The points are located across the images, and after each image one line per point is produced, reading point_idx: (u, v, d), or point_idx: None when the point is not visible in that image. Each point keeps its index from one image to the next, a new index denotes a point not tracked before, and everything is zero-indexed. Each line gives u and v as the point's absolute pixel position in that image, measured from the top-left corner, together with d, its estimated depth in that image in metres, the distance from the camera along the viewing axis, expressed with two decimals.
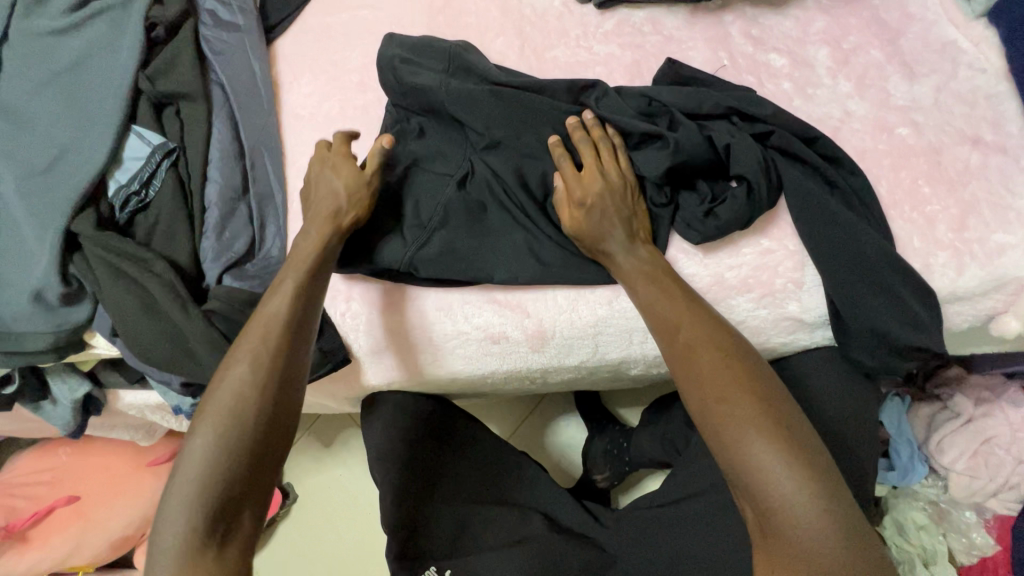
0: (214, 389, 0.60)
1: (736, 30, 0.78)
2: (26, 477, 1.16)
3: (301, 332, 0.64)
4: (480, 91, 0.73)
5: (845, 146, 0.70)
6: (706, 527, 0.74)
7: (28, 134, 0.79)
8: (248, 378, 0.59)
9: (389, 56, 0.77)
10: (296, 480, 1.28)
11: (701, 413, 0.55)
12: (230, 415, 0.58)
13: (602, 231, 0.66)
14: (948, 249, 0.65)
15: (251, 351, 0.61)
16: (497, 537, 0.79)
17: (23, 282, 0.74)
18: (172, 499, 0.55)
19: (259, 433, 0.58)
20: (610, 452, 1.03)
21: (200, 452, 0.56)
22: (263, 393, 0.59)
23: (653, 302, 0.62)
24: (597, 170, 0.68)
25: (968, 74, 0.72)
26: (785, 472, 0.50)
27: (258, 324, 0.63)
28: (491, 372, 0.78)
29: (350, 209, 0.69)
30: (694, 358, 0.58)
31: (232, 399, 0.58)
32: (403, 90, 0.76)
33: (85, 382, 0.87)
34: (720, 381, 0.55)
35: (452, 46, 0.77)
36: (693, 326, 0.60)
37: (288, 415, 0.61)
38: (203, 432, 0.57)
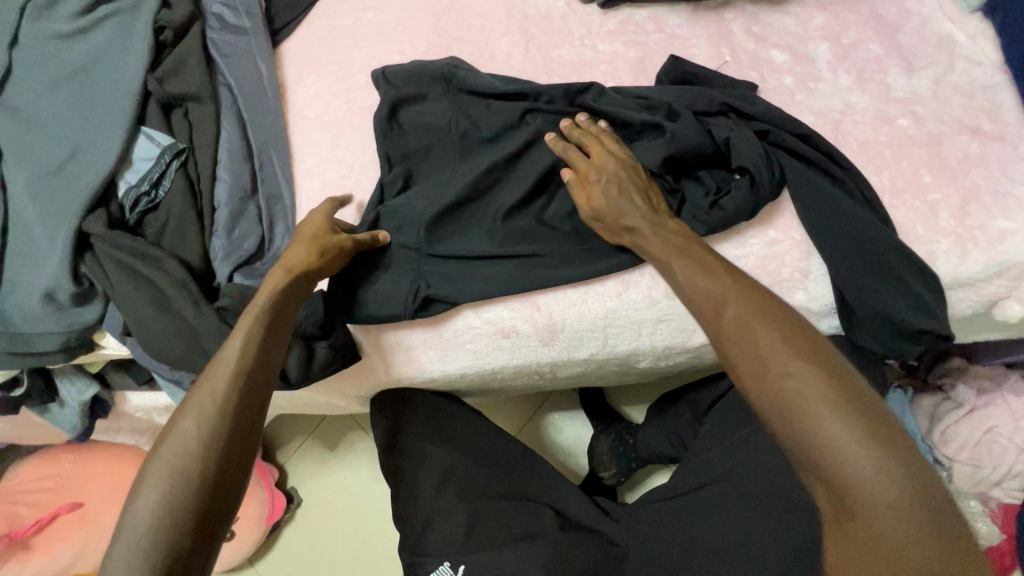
0: (165, 436, 0.56)
1: (737, 27, 0.80)
2: (28, 485, 1.15)
3: (258, 377, 0.61)
4: (483, 111, 0.78)
5: (847, 137, 0.72)
6: (718, 518, 0.74)
7: (36, 136, 0.79)
8: (195, 432, 0.56)
9: (389, 96, 0.79)
10: (301, 483, 1.28)
11: (760, 394, 0.50)
12: (174, 467, 0.54)
13: (621, 207, 0.66)
14: (950, 235, 0.67)
15: (198, 404, 0.57)
16: (510, 533, 0.79)
17: (35, 283, 0.74)
18: (114, 563, 0.50)
19: (208, 487, 0.54)
20: (617, 449, 1.03)
21: (143, 514, 0.52)
22: (209, 446, 0.55)
23: (694, 274, 0.58)
24: (606, 151, 0.70)
25: (966, 67, 0.73)
26: (860, 448, 0.46)
27: (207, 378, 0.59)
28: (499, 368, 0.79)
29: (306, 260, 0.68)
30: (744, 334, 0.53)
31: (179, 458, 0.54)
32: (406, 130, 0.79)
33: (94, 383, 0.87)
34: (779, 355, 0.50)
35: (443, 66, 0.79)
36: (740, 296, 0.55)
37: (241, 467, 0.57)
38: (146, 494, 0.53)
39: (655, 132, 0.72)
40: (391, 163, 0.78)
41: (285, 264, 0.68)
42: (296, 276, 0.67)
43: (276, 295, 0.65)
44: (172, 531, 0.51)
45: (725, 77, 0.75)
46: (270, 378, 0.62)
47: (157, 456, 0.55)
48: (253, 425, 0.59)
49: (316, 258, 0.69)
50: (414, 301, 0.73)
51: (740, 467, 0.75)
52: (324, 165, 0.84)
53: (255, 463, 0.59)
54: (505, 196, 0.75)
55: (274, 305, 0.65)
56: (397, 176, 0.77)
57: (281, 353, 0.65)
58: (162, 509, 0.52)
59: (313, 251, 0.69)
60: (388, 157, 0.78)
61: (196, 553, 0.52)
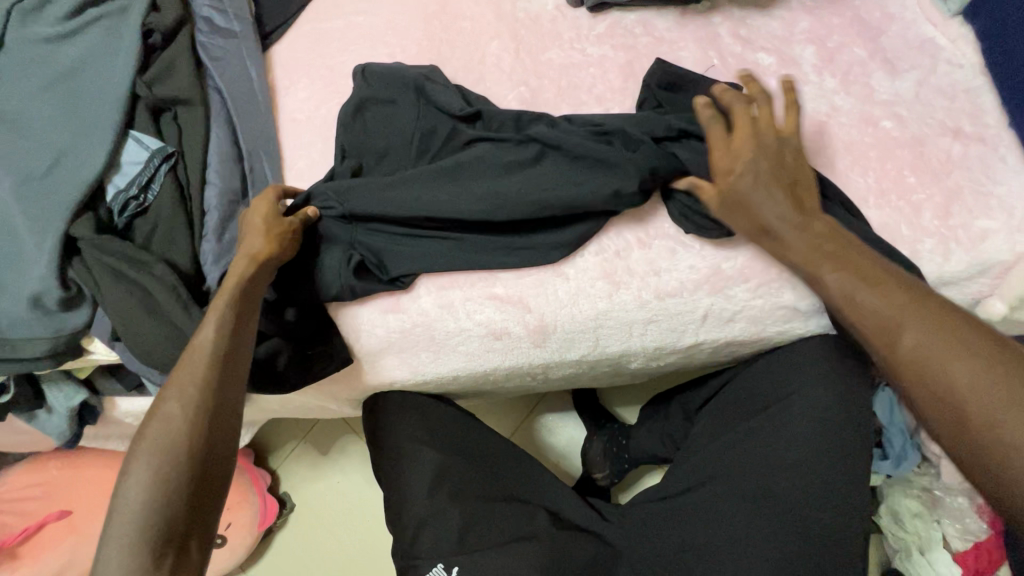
0: (150, 419, 0.57)
1: (724, 31, 0.81)
2: (16, 493, 1.13)
3: (233, 361, 0.62)
4: (438, 129, 0.77)
5: (833, 139, 0.73)
6: (711, 518, 0.74)
7: (23, 140, 0.79)
8: (178, 411, 0.57)
9: (360, 92, 0.80)
10: (294, 488, 1.27)
11: (957, 434, 0.52)
12: (162, 445, 0.55)
13: (761, 205, 0.65)
14: (934, 235, 0.68)
15: (180, 386, 0.59)
16: (504, 535, 0.79)
17: (21, 288, 0.73)
18: (110, 537, 0.52)
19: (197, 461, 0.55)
20: (609, 450, 1.04)
21: (133, 490, 0.53)
22: (195, 423, 0.57)
23: (871, 310, 0.60)
24: (750, 131, 0.66)
25: (948, 69, 0.75)
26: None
27: (186, 361, 0.61)
28: (491, 370, 0.79)
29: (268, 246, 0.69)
30: (925, 375, 0.55)
31: (165, 436, 0.56)
32: (364, 128, 0.79)
33: (82, 389, 0.86)
34: (980, 394, 0.51)
35: (416, 75, 0.79)
36: (918, 331, 0.56)
37: (225, 442, 0.59)
38: (135, 472, 0.54)
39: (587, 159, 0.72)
40: (344, 154, 0.79)
41: (251, 251, 0.69)
42: (262, 263, 0.68)
43: (246, 280, 0.67)
44: (164, 507, 0.53)
45: (711, 81, 0.76)
46: (243, 360, 0.64)
47: (143, 437, 0.56)
48: (235, 403, 0.61)
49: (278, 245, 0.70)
50: (347, 266, 0.74)
51: (732, 467, 0.75)
52: (315, 168, 0.84)
53: (239, 439, 0.61)
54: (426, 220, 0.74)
55: (241, 290, 0.66)
56: (349, 168, 0.78)
57: (254, 335, 0.66)
58: (152, 485, 0.53)
59: (273, 234, 0.70)
60: (344, 148, 0.79)
61: (191, 524, 0.54)
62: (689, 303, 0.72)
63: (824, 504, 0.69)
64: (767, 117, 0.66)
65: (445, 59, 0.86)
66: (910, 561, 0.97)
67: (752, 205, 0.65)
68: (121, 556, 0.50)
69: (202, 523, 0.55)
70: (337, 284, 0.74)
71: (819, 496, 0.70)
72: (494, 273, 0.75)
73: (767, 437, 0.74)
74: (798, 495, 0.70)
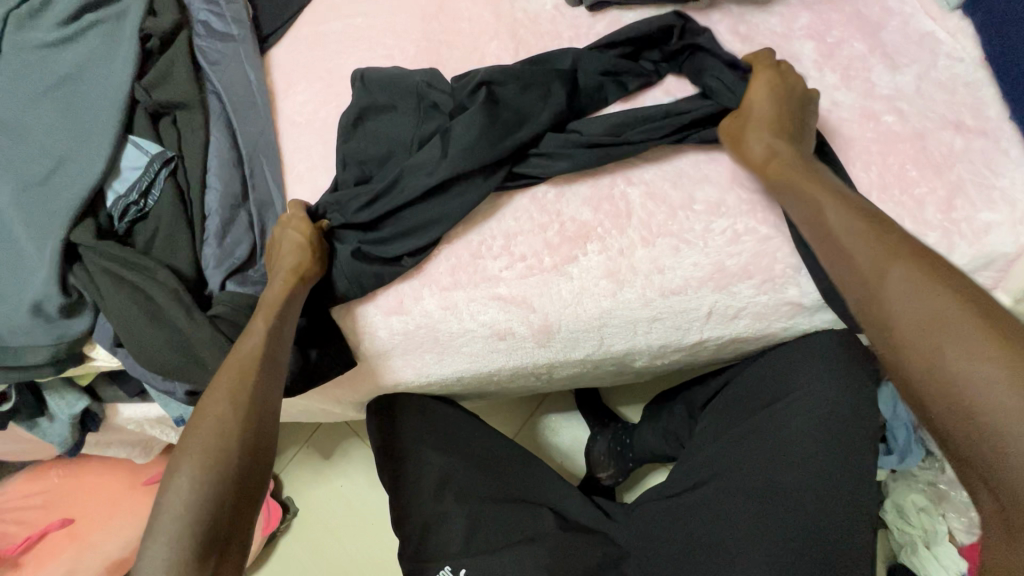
0: (196, 421, 0.57)
1: (724, 28, 0.81)
2: (17, 502, 1.13)
3: (273, 368, 0.63)
4: (418, 119, 0.77)
5: (834, 135, 0.73)
6: (718, 516, 0.74)
7: (19, 146, 0.78)
8: (228, 413, 0.57)
9: (359, 100, 0.79)
10: (297, 493, 1.26)
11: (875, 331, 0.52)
12: (212, 446, 0.55)
13: (769, 141, 0.67)
14: (938, 229, 0.68)
15: (230, 389, 0.59)
16: (510, 535, 0.78)
17: (22, 296, 0.73)
18: (157, 535, 0.51)
19: (244, 463, 0.55)
20: (614, 449, 1.04)
21: (182, 489, 0.52)
22: (245, 426, 0.57)
23: (837, 216, 0.58)
24: (788, 85, 0.70)
25: (947, 63, 0.75)
26: (1002, 402, 0.42)
27: (230, 367, 0.61)
28: (496, 370, 0.79)
29: (309, 259, 0.71)
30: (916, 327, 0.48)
31: (215, 438, 0.55)
32: (365, 137, 0.79)
33: (84, 397, 0.86)
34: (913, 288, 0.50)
35: (417, 82, 0.78)
36: (907, 277, 0.50)
37: (268, 447, 0.59)
38: (184, 472, 0.53)
39: (522, 85, 0.75)
40: (344, 164, 0.79)
41: (292, 264, 0.70)
42: (301, 278, 0.70)
43: (290, 292, 0.68)
44: (212, 509, 0.52)
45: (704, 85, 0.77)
46: (281, 368, 0.64)
47: (189, 440, 0.56)
48: (277, 410, 0.61)
49: (318, 261, 0.72)
50: (348, 249, 0.75)
51: (739, 465, 0.75)
52: (315, 171, 0.84)
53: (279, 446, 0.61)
54: (427, 202, 0.74)
55: (281, 301, 0.67)
56: (352, 177, 0.78)
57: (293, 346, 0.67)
58: (203, 486, 0.52)
59: (313, 251, 0.72)
60: (345, 157, 0.79)
61: (234, 527, 0.53)
62: (693, 300, 0.72)
63: (831, 501, 0.69)
64: (812, 108, 0.70)
65: (444, 61, 0.86)
66: (915, 556, 0.97)
67: (751, 111, 0.69)
68: (165, 558, 0.49)
69: (244, 526, 0.55)
70: (342, 277, 0.75)
71: (826, 492, 0.69)
72: (497, 274, 0.74)
73: (774, 432, 0.74)
74: (804, 490, 0.70)
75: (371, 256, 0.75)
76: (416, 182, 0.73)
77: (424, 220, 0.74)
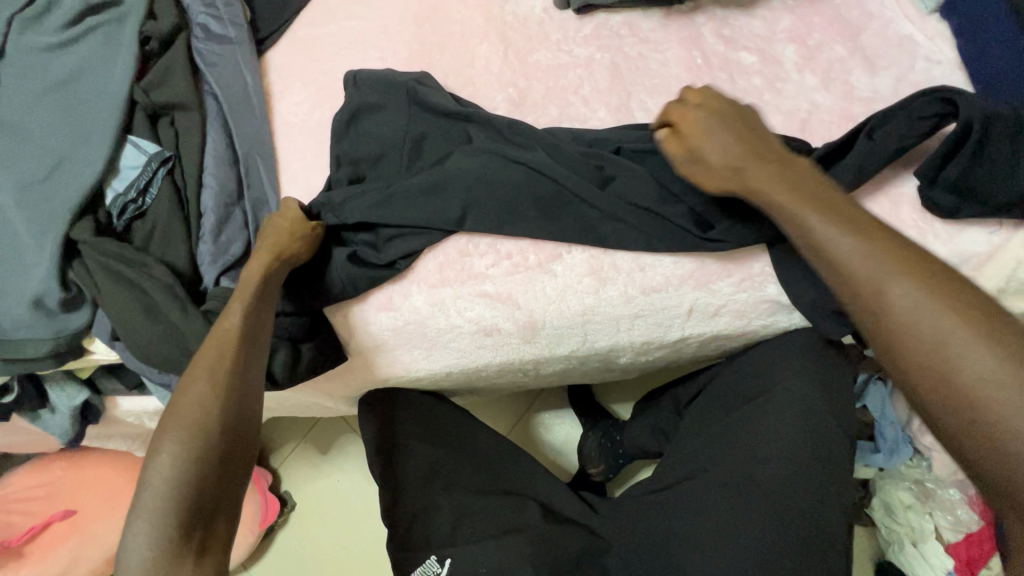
0: (177, 402, 0.58)
1: (707, 31, 0.82)
2: (23, 493, 1.16)
3: (252, 348, 0.64)
4: (411, 124, 0.80)
5: (814, 136, 0.74)
6: (698, 509, 0.74)
7: (23, 146, 0.81)
8: (208, 392, 0.58)
9: (353, 100, 0.81)
10: (294, 487, 1.29)
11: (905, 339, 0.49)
12: (193, 425, 0.56)
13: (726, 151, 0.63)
14: (913, 229, 0.69)
15: (208, 369, 0.60)
16: (496, 527, 0.79)
17: (23, 291, 0.75)
18: (141, 512, 0.53)
19: (226, 440, 0.57)
20: (604, 445, 1.06)
21: (165, 466, 0.54)
22: (225, 405, 0.58)
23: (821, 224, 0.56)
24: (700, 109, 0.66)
25: (925, 66, 0.76)
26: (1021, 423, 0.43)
27: (209, 347, 0.61)
28: (484, 365, 0.81)
29: (293, 245, 0.72)
30: (919, 339, 0.48)
31: (195, 417, 0.57)
32: (358, 136, 0.80)
33: (84, 390, 0.88)
34: (903, 307, 0.49)
35: (409, 81, 0.81)
36: (908, 286, 0.50)
37: (251, 426, 0.60)
38: (166, 450, 0.55)
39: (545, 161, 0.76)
40: (338, 163, 0.80)
41: (271, 247, 0.71)
42: (282, 261, 0.71)
43: (268, 273, 0.69)
44: (195, 484, 0.54)
45: (685, 88, 0.78)
46: (260, 348, 0.65)
47: (172, 420, 0.57)
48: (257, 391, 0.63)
49: (302, 246, 0.73)
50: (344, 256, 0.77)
51: (720, 460, 0.76)
52: (308, 170, 0.86)
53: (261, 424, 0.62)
54: (421, 209, 0.75)
55: (258, 281, 0.68)
56: (346, 177, 0.79)
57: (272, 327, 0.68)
58: (184, 464, 0.54)
59: (295, 235, 0.73)
60: (339, 157, 0.80)
61: (219, 502, 0.55)
62: (674, 297, 0.73)
63: (808, 494, 0.70)
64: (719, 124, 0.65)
65: (434, 62, 0.88)
66: (903, 553, 0.98)
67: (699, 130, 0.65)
68: (152, 532, 0.52)
69: (229, 502, 0.56)
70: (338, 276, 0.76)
71: (804, 486, 0.71)
72: (483, 272, 0.76)
73: (756, 429, 0.75)
74: (782, 485, 0.71)
75: (365, 260, 0.77)
76: (411, 195, 0.76)
77: (417, 222, 0.75)
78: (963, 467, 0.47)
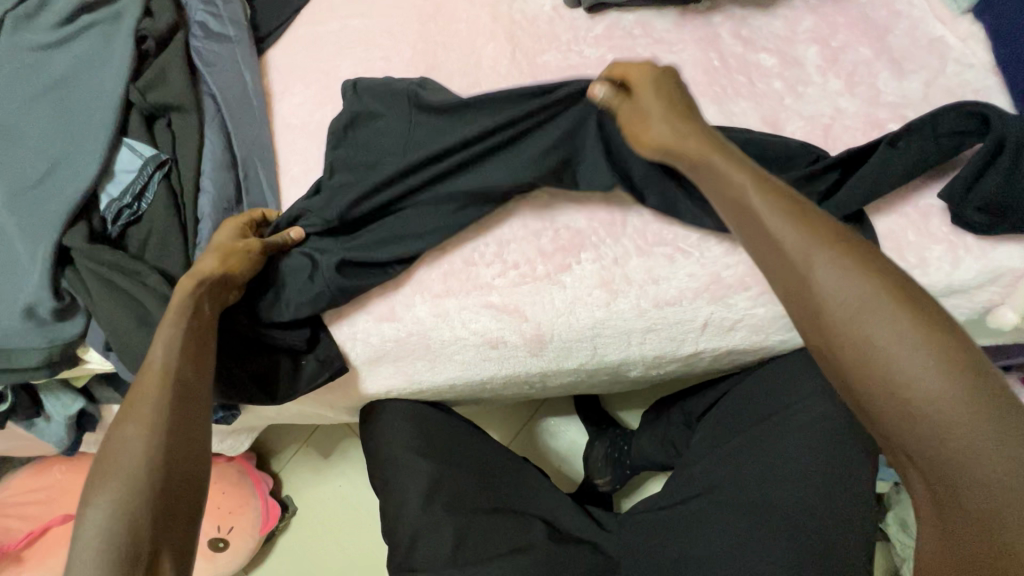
0: (106, 449, 0.53)
1: (725, 31, 0.79)
2: (21, 497, 1.15)
3: (185, 374, 0.59)
4: (418, 131, 0.76)
5: (837, 142, 0.71)
6: (709, 530, 0.71)
7: (16, 148, 0.78)
8: (136, 430, 0.54)
9: (353, 113, 0.78)
10: (295, 493, 1.27)
11: (832, 311, 0.46)
12: (121, 466, 0.51)
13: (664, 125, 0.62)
14: (942, 242, 0.66)
15: (135, 405, 0.55)
16: (501, 546, 0.76)
17: (15, 299, 0.73)
18: (73, 569, 0.47)
19: (158, 474, 0.52)
20: (611, 455, 1.03)
21: (94, 516, 0.49)
22: (159, 438, 0.54)
23: (749, 188, 0.52)
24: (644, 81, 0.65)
25: (956, 69, 0.72)
26: (942, 397, 0.41)
27: (139, 382, 0.57)
28: (489, 378, 0.78)
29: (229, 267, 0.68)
30: (843, 307, 0.45)
31: (122, 459, 0.52)
32: (360, 148, 0.77)
33: (79, 398, 0.86)
34: (831, 274, 0.46)
35: (409, 86, 0.77)
36: (833, 260, 0.47)
37: (191, 456, 0.55)
38: (96, 499, 0.50)
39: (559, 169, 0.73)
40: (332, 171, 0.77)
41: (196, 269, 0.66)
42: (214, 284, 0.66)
43: (198, 295, 0.64)
44: (125, 528, 0.49)
45: (702, 92, 0.75)
46: (200, 373, 0.60)
47: (101, 470, 0.52)
48: (196, 417, 0.58)
49: (245, 265, 0.69)
50: (330, 270, 0.72)
51: (734, 479, 0.73)
52: (309, 174, 0.83)
53: (208, 453, 0.57)
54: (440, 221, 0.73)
55: (188, 304, 0.63)
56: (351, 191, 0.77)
57: (213, 348, 0.64)
58: (111, 507, 0.49)
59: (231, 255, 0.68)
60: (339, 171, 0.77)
61: (158, 543, 0.49)
62: (689, 311, 0.70)
63: (827, 518, 0.67)
64: (671, 96, 0.63)
65: (438, 63, 0.84)
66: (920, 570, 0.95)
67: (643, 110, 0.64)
68: None
69: (170, 540, 0.51)
70: (319, 286, 0.72)
71: (825, 509, 0.67)
72: (489, 282, 0.73)
73: (774, 448, 0.72)
74: (801, 507, 0.68)
75: (364, 275, 0.74)
76: (426, 209, 0.73)
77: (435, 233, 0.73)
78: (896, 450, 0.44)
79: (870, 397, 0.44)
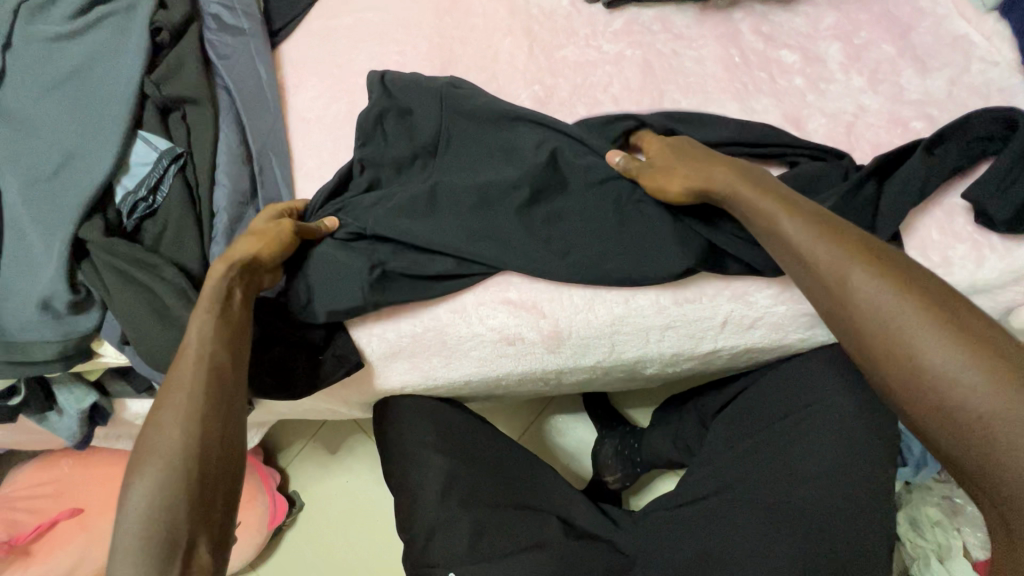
0: (145, 432, 0.55)
1: (746, 27, 0.78)
2: (28, 491, 1.14)
3: (221, 360, 0.59)
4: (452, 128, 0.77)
5: (860, 140, 0.70)
6: (725, 527, 0.71)
7: (30, 140, 0.78)
8: (174, 417, 0.55)
9: (382, 104, 0.77)
10: (303, 488, 1.26)
11: (873, 324, 0.51)
12: (163, 451, 0.53)
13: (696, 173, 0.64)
14: (967, 241, 0.65)
15: (173, 391, 0.56)
16: (516, 542, 0.76)
17: (30, 292, 0.72)
18: (120, 547, 0.50)
19: (199, 464, 0.54)
20: (622, 452, 1.02)
21: (138, 497, 0.51)
22: (196, 427, 0.55)
23: (785, 222, 0.57)
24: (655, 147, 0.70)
25: (982, 67, 0.72)
26: (984, 401, 0.45)
27: (178, 364, 0.58)
28: (504, 375, 0.78)
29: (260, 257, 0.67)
30: (882, 322, 0.50)
31: (163, 444, 0.54)
32: (394, 141, 0.77)
33: (92, 391, 0.86)
34: (867, 292, 0.51)
35: (443, 86, 0.78)
36: (869, 275, 0.52)
37: (227, 443, 0.57)
38: (138, 479, 0.52)
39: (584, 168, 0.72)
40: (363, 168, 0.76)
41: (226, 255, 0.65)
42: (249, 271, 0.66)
43: (229, 282, 0.63)
44: (167, 513, 0.51)
45: (723, 89, 0.75)
46: (236, 359, 0.61)
47: (142, 452, 0.54)
48: (232, 406, 0.59)
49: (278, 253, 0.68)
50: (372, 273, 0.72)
51: (752, 478, 0.73)
52: (325, 169, 0.83)
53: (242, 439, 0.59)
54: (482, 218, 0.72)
55: (218, 292, 0.62)
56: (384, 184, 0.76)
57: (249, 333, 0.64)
58: (153, 490, 0.51)
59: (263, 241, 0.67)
60: (370, 165, 0.76)
61: (196, 527, 0.52)
62: (708, 309, 0.70)
63: (845, 516, 0.67)
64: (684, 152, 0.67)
65: (456, 57, 0.84)
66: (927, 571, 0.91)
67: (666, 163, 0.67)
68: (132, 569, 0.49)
69: (208, 524, 0.53)
70: (359, 287, 0.72)
71: (844, 508, 0.68)
72: (508, 278, 0.73)
73: (792, 446, 0.72)
74: (820, 505, 0.68)
75: (399, 276, 0.73)
76: (465, 205, 0.73)
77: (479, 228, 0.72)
78: (944, 458, 0.49)
79: (914, 405, 0.49)
